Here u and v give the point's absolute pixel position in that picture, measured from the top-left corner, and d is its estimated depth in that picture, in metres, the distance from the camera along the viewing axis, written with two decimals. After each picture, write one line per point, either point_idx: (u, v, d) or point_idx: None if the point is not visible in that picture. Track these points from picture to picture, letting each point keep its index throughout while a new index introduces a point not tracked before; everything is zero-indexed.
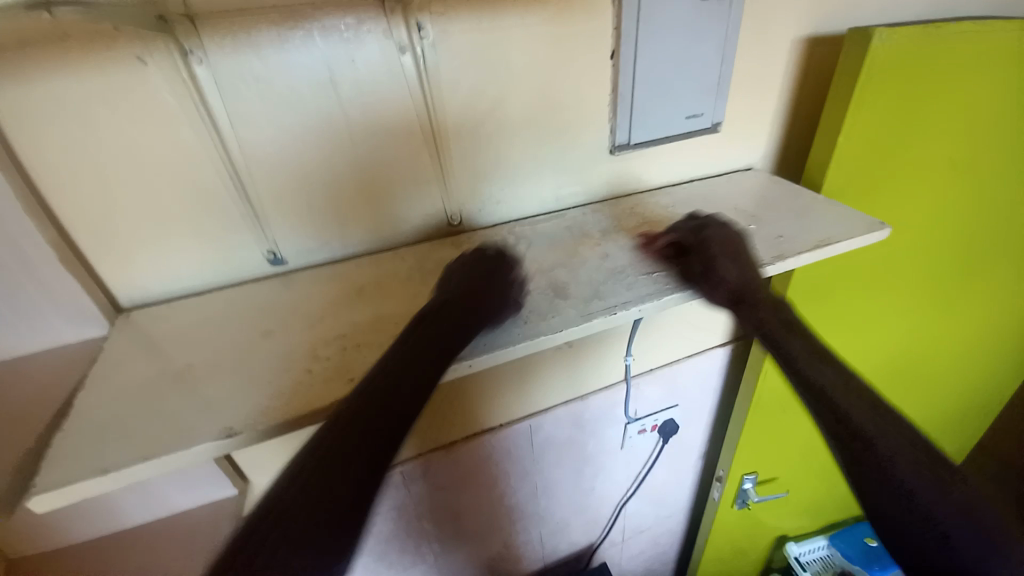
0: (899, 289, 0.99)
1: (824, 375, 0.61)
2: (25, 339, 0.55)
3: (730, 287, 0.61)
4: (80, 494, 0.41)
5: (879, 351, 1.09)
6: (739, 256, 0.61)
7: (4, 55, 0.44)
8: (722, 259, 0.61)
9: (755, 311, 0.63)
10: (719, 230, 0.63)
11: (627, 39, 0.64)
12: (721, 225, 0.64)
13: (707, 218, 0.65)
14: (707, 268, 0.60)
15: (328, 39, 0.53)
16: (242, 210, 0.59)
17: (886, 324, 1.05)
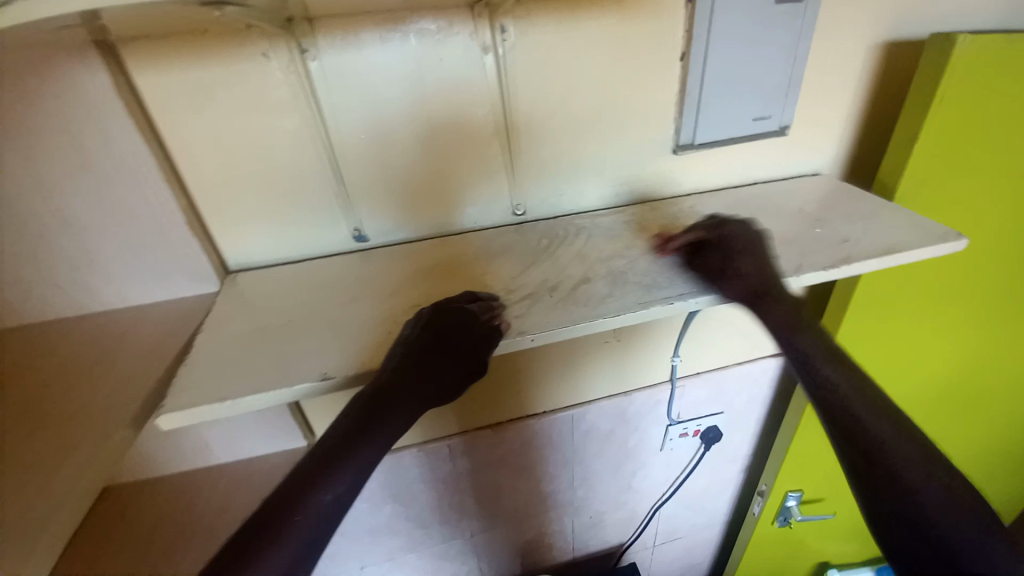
0: (955, 316, 0.94)
1: (847, 385, 0.55)
2: (155, 290, 0.65)
3: (750, 279, 0.59)
4: (204, 416, 0.50)
5: (930, 377, 1.03)
6: (756, 254, 0.61)
7: (164, 50, 0.53)
8: (738, 256, 0.61)
9: (778, 316, 0.58)
10: (737, 229, 0.64)
11: (698, 42, 0.66)
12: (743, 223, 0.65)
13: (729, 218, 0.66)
14: (723, 264, 0.61)
15: (421, 39, 0.58)
16: (336, 190, 0.66)
17: (943, 349, 0.99)
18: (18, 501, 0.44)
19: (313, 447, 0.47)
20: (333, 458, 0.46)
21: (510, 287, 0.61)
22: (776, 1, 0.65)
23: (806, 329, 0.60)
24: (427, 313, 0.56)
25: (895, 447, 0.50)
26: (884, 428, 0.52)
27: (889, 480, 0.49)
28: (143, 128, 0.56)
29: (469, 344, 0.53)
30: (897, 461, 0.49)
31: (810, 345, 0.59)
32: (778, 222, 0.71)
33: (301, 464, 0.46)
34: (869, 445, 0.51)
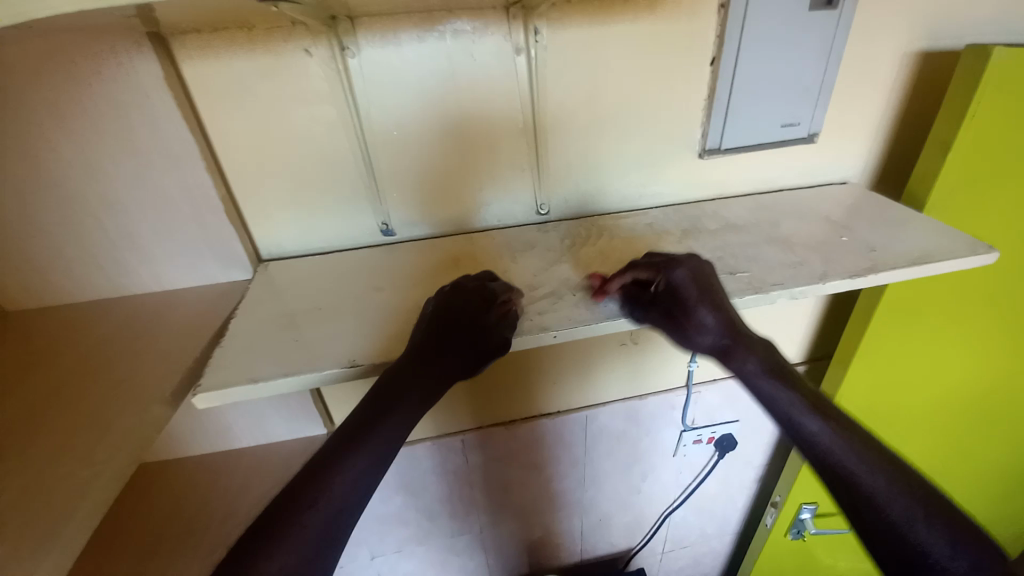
0: (983, 331, 0.92)
1: (829, 438, 0.56)
2: (192, 275, 0.68)
3: (718, 329, 0.58)
4: (236, 395, 0.51)
5: (954, 393, 1.01)
6: (713, 298, 0.57)
7: (213, 44, 0.56)
8: (691, 304, 0.57)
9: (751, 362, 0.60)
10: (686, 265, 0.58)
11: (729, 46, 0.66)
12: (691, 263, 0.58)
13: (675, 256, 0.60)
14: (681, 313, 0.58)
15: (456, 38, 0.60)
16: (366, 184, 0.68)
17: (968, 366, 0.97)
18: (57, 468, 0.45)
19: (337, 432, 0.50)
20: (356, 440, 0.49)
21: (531, 286, 0.62)
22: (811, 7, 0.65)
23: (783, 377, 0.60)
24: (444, 297, 0.57)
25: (893, 503, 0.52)
26: (880, 485, 0.53)
27: (894, 539, 0.51)
28: (189, 117, 0.58)
29: (484, 321, 0.54)
30: (891, 513, 0.52)
31: (789, 392, 0.59)
32: (803, 228, 0.71)
33: (326, 448, 0.49)
34: (868, 506, 0.53)
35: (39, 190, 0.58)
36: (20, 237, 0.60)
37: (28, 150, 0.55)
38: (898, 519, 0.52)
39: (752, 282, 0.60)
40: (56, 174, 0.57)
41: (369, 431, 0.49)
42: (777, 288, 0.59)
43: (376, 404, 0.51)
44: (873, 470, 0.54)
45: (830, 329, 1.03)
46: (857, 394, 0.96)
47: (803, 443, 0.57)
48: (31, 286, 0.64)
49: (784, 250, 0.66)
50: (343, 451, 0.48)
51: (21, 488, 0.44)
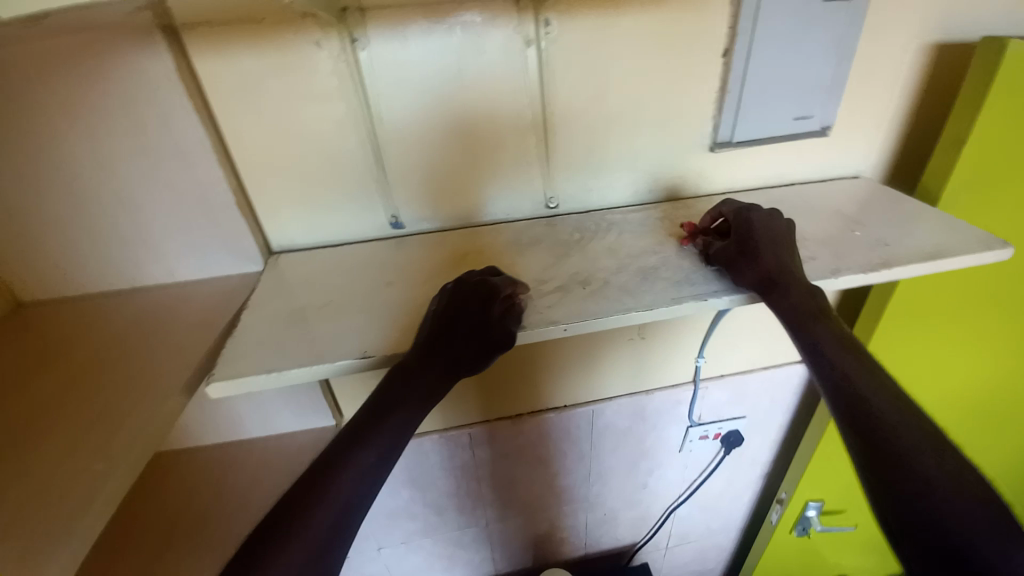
0: (995, 330, 0.91)
1: (849, 368, 0.55)
2: (203, 269, 0.68)
3: (766, 269, 0.58)
4: (248, 387, 0.52)
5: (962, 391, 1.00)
6: (774, 243, 0.60)
7: (224, 37, 0.56)
8: (755, 244, 0.60)
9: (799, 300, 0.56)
10: (747, 214, 0.63)
11: (741, 38, 0.65)
12: (764, 211, 0.64)
13: (749, 206, 0.64)
14: (741, 253, 0.60)
15: (466, 30, 0.60)
16: (376, 178, 0.68)
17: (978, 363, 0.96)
18: (77, 458, 0.46)
19: (342, 432, 0.50)
20: (361, 438, 0.49)
21: (540, 280, 0.62)
22: None
23: (817, 308, 0.56)
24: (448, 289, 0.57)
25: (903, 430, 0.50)
26: (892, 412, 0.52)
27: (893, 459, 0.49)
28: (200, 111, 0.58)
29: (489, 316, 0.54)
30: (897, 441, 0.50)
31: (828, 325, 0.57)
32: (815, 224, 0.70)
33: (331, 447, 0.49)
34: (876, 427, 0.51)
35: (54, 183, 0.58)
36: (36, 231, 0.61)
37: (44, 143, 0.56)
38: (907, 445, 0.49)
39: None
40: (71, 167, 0.58)
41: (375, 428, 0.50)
42: None
43: (382, 400, 0.51)
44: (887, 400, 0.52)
45: (839, 325, 1.02)
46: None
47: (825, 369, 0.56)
48: (47, 279, 0.65)
49: (795, 245, 0.65)
50: (348, 449, 0.48)
51: (43, 477, 0.45)
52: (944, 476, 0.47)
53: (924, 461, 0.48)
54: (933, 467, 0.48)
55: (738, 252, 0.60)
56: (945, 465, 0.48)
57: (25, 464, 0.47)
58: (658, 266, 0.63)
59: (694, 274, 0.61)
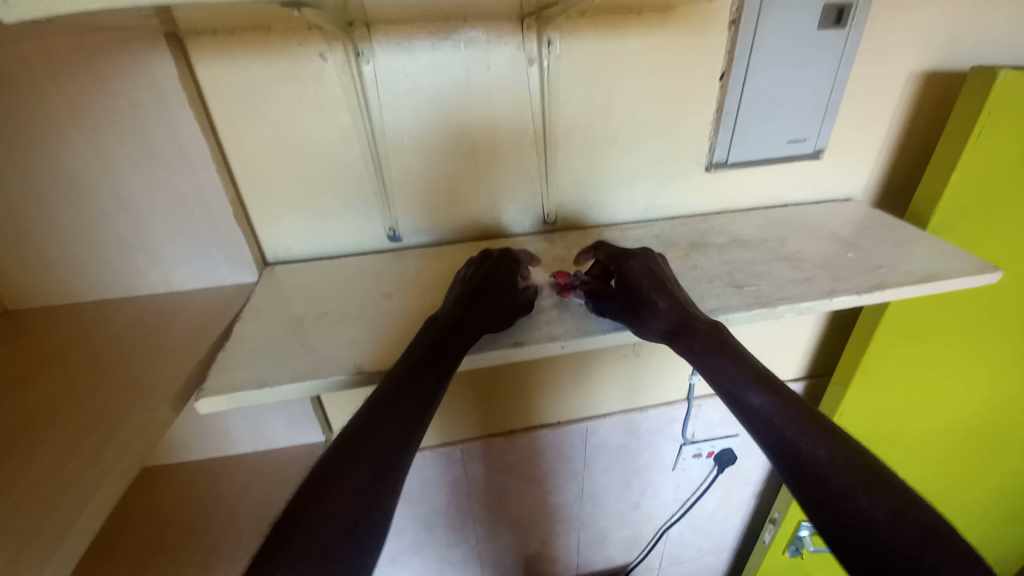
0: (983, 353, 0.92)
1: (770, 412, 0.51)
2: (197, 277, 0.67)
3: (665, 318, 0.55)
4: (238, 402, 0.50)
5: (950, 413, 1.01)
6: (664, 288, 0.57)
7: (229, 47, 0.56)
8: (647, 292, 0.57)
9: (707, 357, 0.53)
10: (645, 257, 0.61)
11: (739, 62, 0.67)
12: (642, 257, 0.61)
13: (633, 249, 0.62)
14: (636, 301, 0.57)
15: (470, 48, 0.61)
16: (375, 189, 0.68)
17: (966, 386, 0.97)
18: (59, 470, 0.43)
19: (333, 443, 0.45)
20: (360, 440, 0.44)
21: (539, 296, 0.62)
22: (820, 27, 0.66)
23: (729, 345, 0.54)
24: (458, 279, 0.60)
25: (848, 475, 0.46)
26: (823, 456, 0.48)
27: (840, 505, 0.45)
28: (201, 118, 0.58)
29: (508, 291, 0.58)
30: (831, 483, 0.46)
31: (743, 361, 0.54)
32: (810, 244, 0.71)
33: (323, 460, 0.43)
34: (816, 467, 0.47)
35: (49, 186, 0.57)
36: (28, 233, 0.60)
37: (40, 145, 0.55)
38: (845, 484, 0.46)
39: (761, 296, 0.60)
40: (67, 170, 0.57)
41: (377, 426, 0.45)
42: (785, 303, 0.58)
43: (378, 400, 0.47)
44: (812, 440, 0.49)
45: (830, 345, 1.03)
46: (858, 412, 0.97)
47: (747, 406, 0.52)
48: (36, 284, 0.64)
49: (791, 265, 0.66)
50: (348, 453, 0.43)
51: (21, 491, 0.42)
52: (889, 517, 0.43)
53: (868, 500, 0.45)
54: (881, 509, 0.44)
55: (636, 300, 0.57)
56: (892, 506, 0.44)
57: (1, 479, 0.44)
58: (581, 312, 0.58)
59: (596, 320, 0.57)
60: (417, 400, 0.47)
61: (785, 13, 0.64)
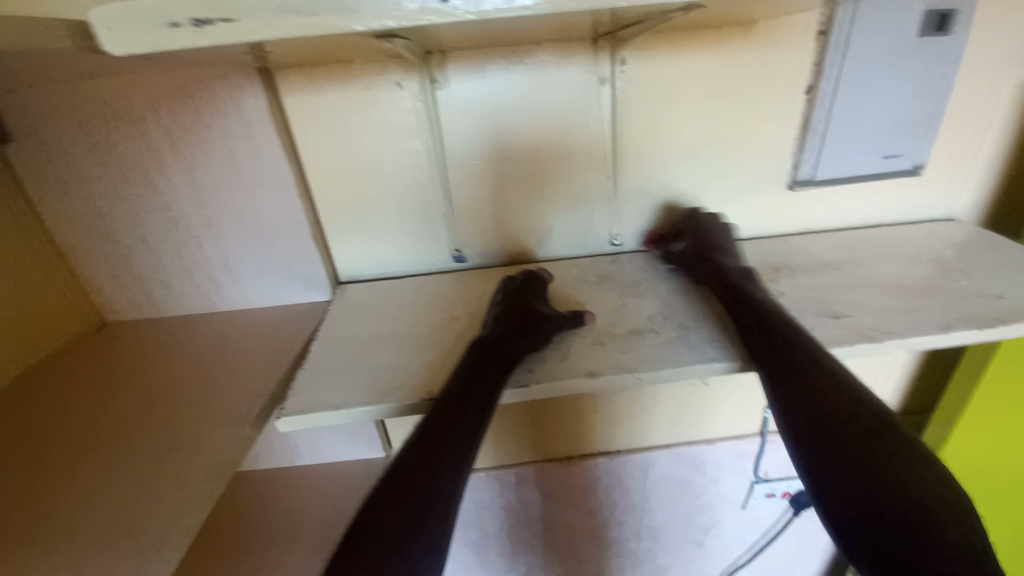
0: None
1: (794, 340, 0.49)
2: (276, 296, 0.70)
3: (710, 277, 0.59)
4: (314, 422, 0.51)
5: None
6: (709, 250, 0.62)
7: (314, 79, 0.59)
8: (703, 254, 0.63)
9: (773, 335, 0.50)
10: (713, 223, 0.66)
11: (828, 73, 0.62)
12: (714, 220, 0.67)
13: (690, 214, 0.67)
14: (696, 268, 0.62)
15: (541, 71, 0.61)
16: (443, 211, 0.69)
17: None
18: (151, 492, 0.45)
19: (394, 461, 0.45)
20: (417, 455, 0.44)
21: (613, 322, 0.59)
22: (920, 34, 0.61)
23: (784, 322, 0.51)
24: (494, 298, 0.62)
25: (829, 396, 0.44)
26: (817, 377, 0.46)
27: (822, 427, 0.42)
28: (287, 145, 0.61)
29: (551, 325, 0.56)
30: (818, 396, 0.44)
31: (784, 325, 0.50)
32: (914, 270, 0.64)
33: (388, 473, 0.44)
34: (809, 416, 0.43)
35: (155, 210, 0.63)
36: (136, 253, 0.66)
37: (151, 174, 0.60)
38: (835, 428, 0.42)
39: (860, 329, 0.54)
40: (170, 196, 0.62)
41: (432, 439, 0.45)
42: (890, 337, 0.52)
43: (434, 411, 0.47)
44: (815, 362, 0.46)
45: (930, 382, 0.92)
46: (964, 455, 0.86)
47: (762, 363, 0.49)
48: (139, 299, 0.70)
49: (892, 293, 0.59)
50: (407, 465, 0.44)
51: (118, 509, 0.44)
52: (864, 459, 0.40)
53: (851, 444, 0.41)
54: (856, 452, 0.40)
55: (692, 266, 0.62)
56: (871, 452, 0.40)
57: (102, 486, 0.46)
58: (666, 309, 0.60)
59: (671, 287, 0.64)
60: (468, 407, 0.47)
61: (882, 21, 0.59)
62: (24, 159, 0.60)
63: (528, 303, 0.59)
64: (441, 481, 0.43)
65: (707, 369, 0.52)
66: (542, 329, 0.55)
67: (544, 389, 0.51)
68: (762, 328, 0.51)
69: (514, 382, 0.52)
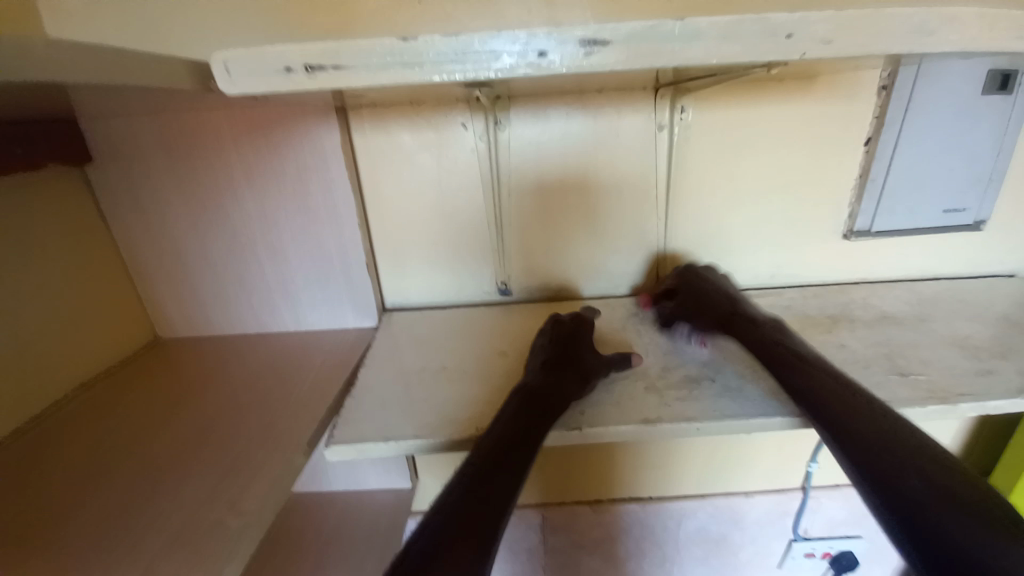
0: None
1: (819, 374, 0.48)
2: (325, 321, 0.71)
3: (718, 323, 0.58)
4: (363, 453, 0.51)
5: None
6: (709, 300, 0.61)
7: (384, 116, 0.62)
8: (704, 303, 0.61)
9: (804, 374, 0.48)
10: (698, 271, 0.66)
11: (890, 126, 0.62)
12: (700, 271, 0.66)
13: (686, 267, 0.67)
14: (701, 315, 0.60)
15: (600, 116, 0.62)
16: (494, 245, 0.70)
17: None
18: (206, 518, 0.44)
19: (456, 480, 0.42)
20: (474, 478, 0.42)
21: (664, 367, 0.58)
22: (983, 92, 0.61)
23: (802, 360, 0.50)
24: (537, 342, 0.60)
25: (855, 415, 0.43)
26: (839, 396, 0.45)
27: (861, 440, 0.40)
28: (352, 177, 0.63)
29: (596, 362, 0.55)
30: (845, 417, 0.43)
31: (800, 358, 0.50)
32: (983, 327, 0.61)
33: (451, 493, 0.41)
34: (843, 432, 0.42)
35: (224, 233, 0.66)
36: (201, 273, 0.69)
37: (223, 199, 0.64)
38: (864, 434, 0.41)
39: (933, 390, 0.52)
40: (239, 220, 0.65)
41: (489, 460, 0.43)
42: (965, 400, 0.50)
43: (496, 440, 0.45)
44: (839, 391, 0.45)
45: (989, 445, 0.86)
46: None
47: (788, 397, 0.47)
48: (198, 317, 0.72)
49: (962, 352, 0.57)
50: (474, 483, 0.41)
51: (174, 532, 0.43)
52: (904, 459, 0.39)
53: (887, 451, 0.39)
54: (895, 458, 0.39)
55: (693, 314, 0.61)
56: (902, 450, 0.39)
57: (159, 508, 0.46)
58: (687, 365, 0.58)
59: (686, 343, 0.62)
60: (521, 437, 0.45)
61: (946, 79, 0.60)
62: (107, 181, 0.64)
63: (562, 340, 0.57)
64: (507, 498, 0.40)
65: (769, 424, 0.50)
66: (593, 369, 0.55)
67: (599, 434, 0.50)
68: (786, 358, 0.50)
69: (567, 425, 0.51)
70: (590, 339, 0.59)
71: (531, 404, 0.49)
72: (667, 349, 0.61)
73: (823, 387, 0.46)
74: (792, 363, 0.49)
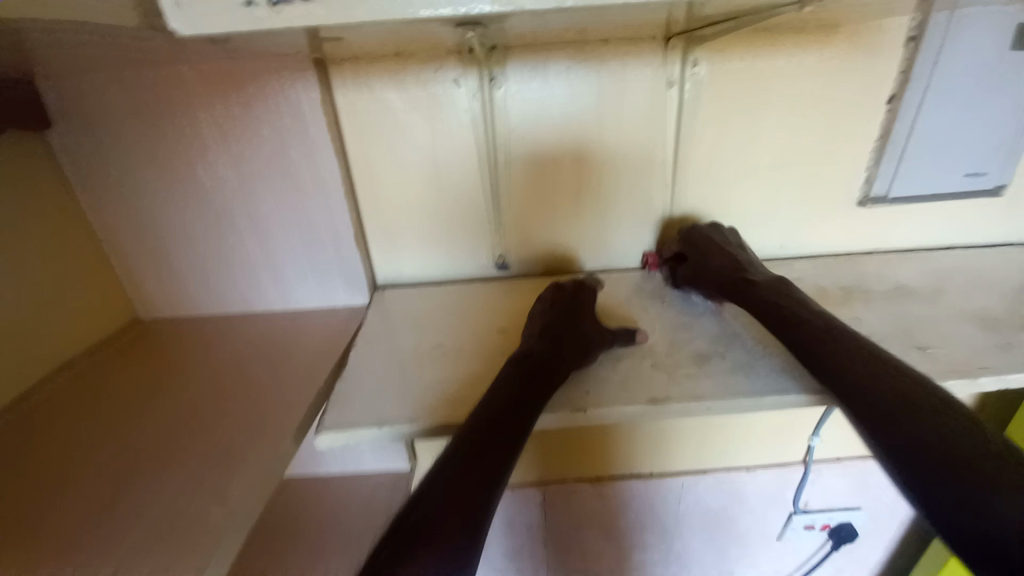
0: None
1: (838, 337, 0.45)
2: (313, 299, 0.67)
3: (721, 285, 0.55)
4: (356, 439, 0.48)
5: None
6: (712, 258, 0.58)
7: (368, 72, 0.57)
8: (710, 263, 0.58)
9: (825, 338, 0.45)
10: (707, 230, 0.62)
11: (915, 82, 0.58)
12: (707, 229, 0.62)
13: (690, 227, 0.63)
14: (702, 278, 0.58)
15: (605, 71, 0.57)
16: (491, 216, 0.65)
17: None
18: (188, 512, 0.41)
19: (442, 457, 0.40)
20: (462, 451, 0.39)
21: (673, 343, 0.55)
22: (1013, 46, 0.56)
23: (818, 322, 0.47)
24: (536, 310, 0.57)
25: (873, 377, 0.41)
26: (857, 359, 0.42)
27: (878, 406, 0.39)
28: (335, 141, 0.58)
29: (597, 334, 0.52)
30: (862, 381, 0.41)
31: (818, 324, 0.47)
32: (1002, 298, 0.58)
33: (439, 466, 0.39)
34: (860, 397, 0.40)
35: (198, 204, 0.61)
36: (176, 247, 0.64)
37: (195, 166, 0.58)
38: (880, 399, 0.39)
39: (955, 365, 0.49)
40: (213, 188, 0.59)
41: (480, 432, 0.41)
42: (987, 373, 0.48)
43: (487, 411, 0.43)
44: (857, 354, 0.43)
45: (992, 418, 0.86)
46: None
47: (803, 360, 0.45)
48: (176, 295, 0.68)
49: (981, 324, 0.54)
50: (462, 455, 0.39)
51: (156, 521, 0.41)
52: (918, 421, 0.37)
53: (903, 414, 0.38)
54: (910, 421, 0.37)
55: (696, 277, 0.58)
56: (919, 413, 0.37)
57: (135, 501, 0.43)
58: (695, 337, 0.56)
59: (699, 312, 0.60)
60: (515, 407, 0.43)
61: (978, 29, 0.55)
62: (66, 148, 0.58)
63: (558, 312, 0.54)
64: (495, 471, 0.38)
65: (786, 404, 0.48)
66: (595, 345, 0.51)
67: (605, 415, 0.47)
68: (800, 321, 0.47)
69: (572, 406, 0.47)
70: (587, 309, 0.56)
71: (529, 375, 0.46)
72: (676, 318, 0.59)
73: (844, 350, 0.43)
74: (812, 328, 0.46)
